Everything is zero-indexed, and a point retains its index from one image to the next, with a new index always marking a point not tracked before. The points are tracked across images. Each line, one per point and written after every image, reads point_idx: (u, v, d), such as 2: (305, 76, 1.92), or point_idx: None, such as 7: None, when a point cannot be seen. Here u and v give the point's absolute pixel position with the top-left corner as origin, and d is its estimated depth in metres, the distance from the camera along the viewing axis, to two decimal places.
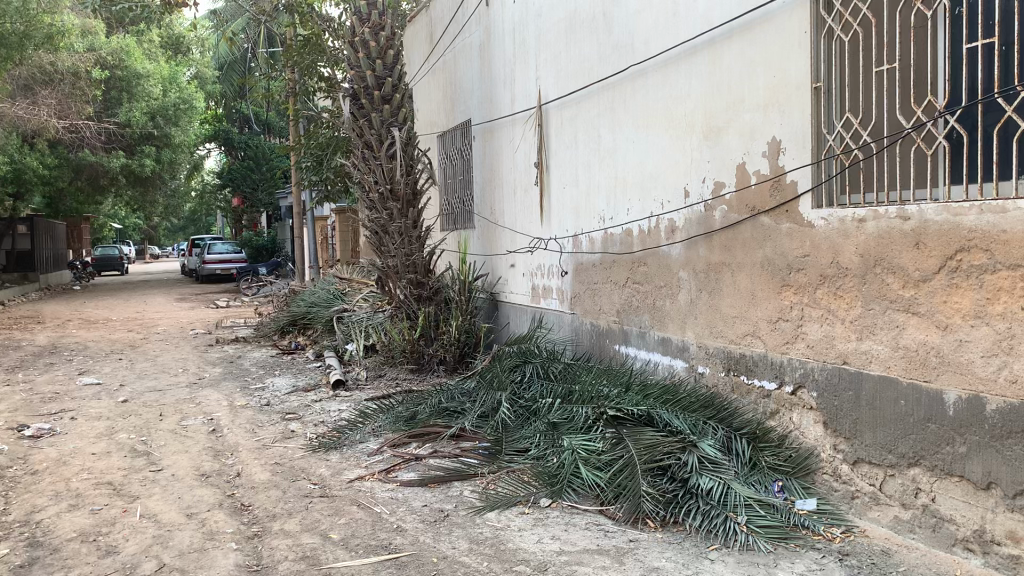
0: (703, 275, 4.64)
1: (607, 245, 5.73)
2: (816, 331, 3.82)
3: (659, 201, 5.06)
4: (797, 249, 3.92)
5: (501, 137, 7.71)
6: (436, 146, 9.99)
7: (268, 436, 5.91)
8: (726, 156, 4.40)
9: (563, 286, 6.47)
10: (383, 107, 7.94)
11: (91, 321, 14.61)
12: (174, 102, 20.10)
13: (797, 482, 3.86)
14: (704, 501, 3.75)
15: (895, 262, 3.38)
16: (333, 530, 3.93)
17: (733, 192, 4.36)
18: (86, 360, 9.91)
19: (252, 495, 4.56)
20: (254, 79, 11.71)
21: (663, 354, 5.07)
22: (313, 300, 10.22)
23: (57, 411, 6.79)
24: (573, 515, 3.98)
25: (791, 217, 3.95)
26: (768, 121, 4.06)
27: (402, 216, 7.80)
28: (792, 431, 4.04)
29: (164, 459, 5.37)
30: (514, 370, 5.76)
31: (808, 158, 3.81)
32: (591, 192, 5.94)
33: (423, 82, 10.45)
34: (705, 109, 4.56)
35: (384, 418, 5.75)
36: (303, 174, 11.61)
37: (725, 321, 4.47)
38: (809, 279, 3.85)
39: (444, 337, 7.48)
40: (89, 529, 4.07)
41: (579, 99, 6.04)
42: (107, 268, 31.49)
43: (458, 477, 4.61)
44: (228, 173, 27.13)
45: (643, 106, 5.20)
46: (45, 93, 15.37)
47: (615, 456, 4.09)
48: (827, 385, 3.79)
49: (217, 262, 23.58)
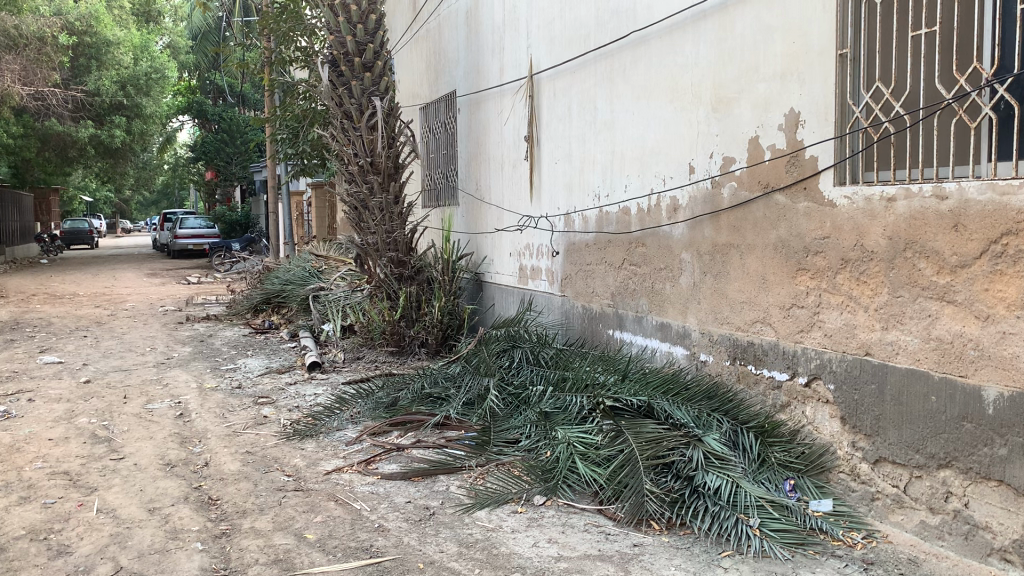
0: (708, 257, 4.34)
1: (602, 224, 5.42)
2: (836, 320, 3.54)
3: (661, 178, 4.76)
4: (814, 230, 3.63)
5: (488, 109, 7.35)
6: (418, 119, 9.61)
7: (239, 422, 5.55)
8: (737, 130, 4.09)
9: (553, 266, 6.16)
10: (364, 75, 7.53)
11: (57, 296, 14.11)
12: (145, 71, 19.49)
13: (810, 480, 3.58)
14: (712, 501, 3.47)
15: (929, 245, 3.09)
16: (309, 529, 3.61)
17: (744, 168, 4.06)
18: (50, 337, 9.48)
19: (220, 488, 4.22)
20: (229, 48, 11.15)
21: (662, 340, 4.78)
22: (288, 278, 9.84)
23: (14, 393, 6.38)
24: (571, 515, 3.67)
25: (809, 195, 3.66)
26: (786, 92, 3.76)
27: (384, 191, 7.42)
28: (805, 425, 3.76)
29: (126, 446, 5.00)
30: (502, 355, 5.45)
31: (831, 132, 3.51)
32: (586, 167, 5.61)
33: (404, 52, 10.05)
34: (714, 80, 4.24)
35: (363, 403, 5.42)
36: (279, 146, 11.17)
37: (732, 307, 4.17)
38: (828, 263, 3.56)
39: (426, 319, 7.15)
40: (39, 526, 3.71)
41: (573, 69, 5.70)
42: (77, 241, 30.68)
43: (444, 470, 4.29)
44: (202, 146, 26.46)
45: (645, 76, 4.88)
46: (9, 58, 14.70)
47: (615, 451, 3.80)
48: (846, 378, 3.51)
49: (190, 237, 23.04)
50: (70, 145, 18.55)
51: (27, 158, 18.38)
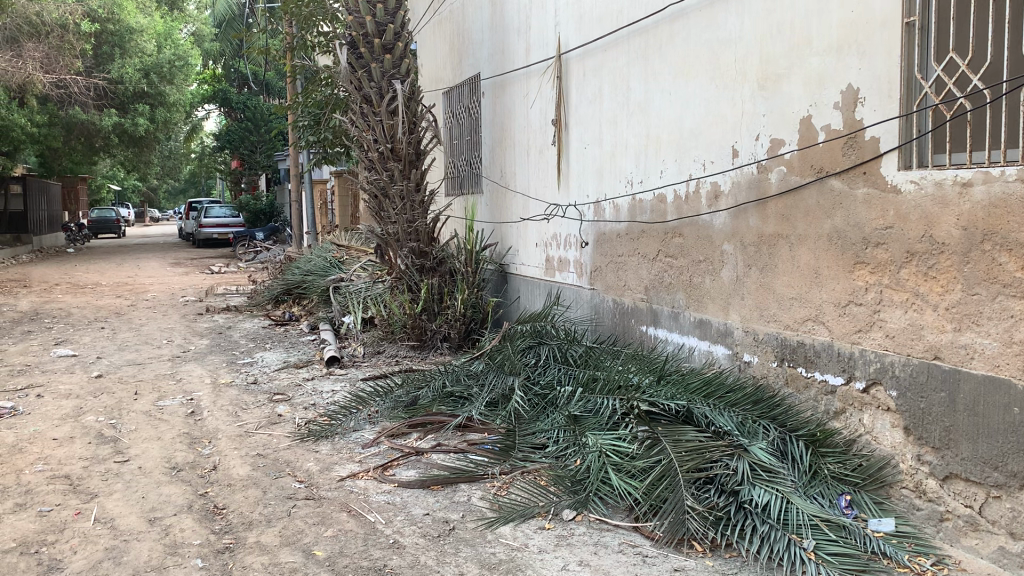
0: (753, 249, 3.99)
1: (635, 213, 5.08)
2: (898, 319, 3.20)
3: (700, 162, 4.41)
4: (875, 220, 3.28)
5: (513, 92, 7.02)
6: (441, 104, 9.29)
7: (251, 421, 5.29)
8: (787, 109, 3.74)
9: (582, 257, 5.83)
10: (385, 57, 7.22)
11: (80, 286, 13.96)
12: (168, 59, 19.40)
13: (868, 496, 3.25)
14: (761, 519, 3.14)
15: (1011, 237, 2.73)
16: (318, 545, 3.32)
17: (795, 151, 3.71)
18: (67, 328, 9.30)
19: (227, 495, 3.95)
20: (250, 34, 10.88)
21: (700, 338, 4.44)
22: (309, 268, 9.59)
23: (23, 388, 6.16)
24: (603, 532, 3.35)
25: (868, 180, 3.30)
26: (842, 66, 3.40)
27: (404, 178, 7.12)
28: (862, 435, 3.42)
29: (132, 448, 4.75)
30: (527, 352, 5.13)
31: (895, 110, 3.15)
32: (617, 152, 5.27)
33: (427, 34, 9.74)
34: (761, 55, 3.88)
35: (381, 402, 5.14)
36: (299, 133, 10.91)
37: (779, 304, 3.82)
38: (891, 256, 3.21)
39: (448, 312, 6.89)
40: (31, 538, 3.45)
41: (605, 46, 5.34)
42: (104, 230, 30.58)
43: (465, 479, 3.98)
44: (227, 133, 26.52)
45: (683, 53, 4.51)
46: (30, 46, 14.55)
47: (651, 463, 3.48)
48: (910, 385, 3.16)
49: (214, 226, 22.98)
50: (94, 135, 18.42)
51: (52, 147, 18.31)
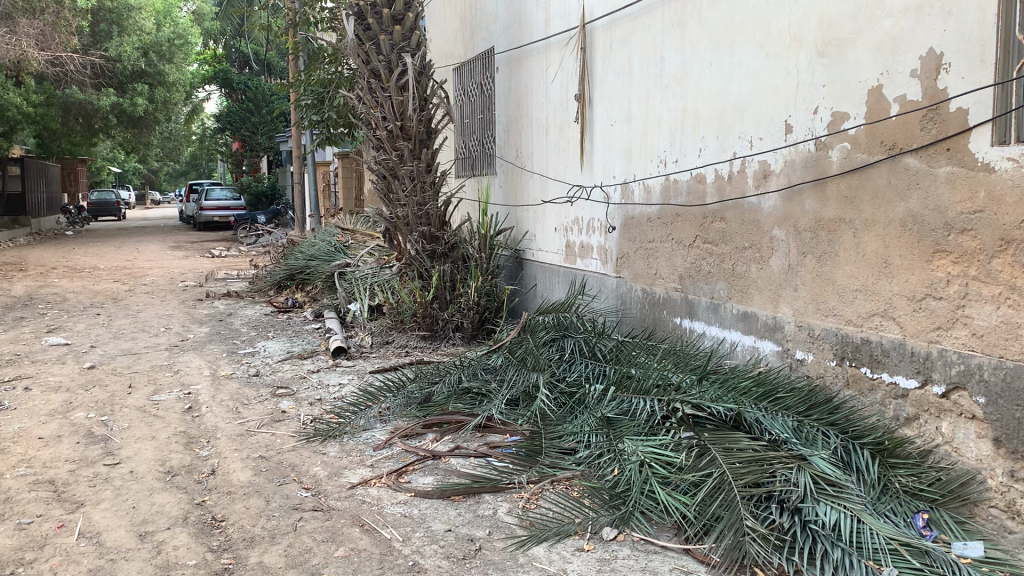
0: (809, 236, 3.60)
1: (668, 195, 4.69)
2: (988, 316, 2.81)
3: (746, 140, 4.01)
4: (961, 202, 2.88)
5: (530, 67, 6.60)
6: (452, 80, 8.87)
7: (253, 419, 4.91)
8: (852, 79, 3.34)
9: (606, 243, 5.45)
10: (394, 29, 6.77)
11: (77, 270, 13.57)
12: (167, 37, 19.07)
13: (948, 514, 2.87)
14: (831, 543, 2.76)
15: None
16: (328, 568, 2.94)
17: (861, 125, 3.31)
18: (61, 314, 8.91)
19: (226, 505, 3.58)
20: (250, 10, 10.45)
21: (745, 333, 4.06)
22: (312, 252, 9.19)
23: (10, 380, 5.77)
24: (649, 555, 2.97)
25: (953, 156, 2.90)
26: (920, 29, 2.99)
27: (415, 158, 6.70)
28: (940, 445, 3.04)
29: (124, 449, 4.37)
30: (551, 346, 4.75)
31: (989, 77, 2.75)
32: (649, 128, 4.87)
33: (437, 8, 9.32)
34: (821, 18, 3.47)
35: (393, 398, 4.75)
36: (301, 112, 10.48)
37: (840, 297, 3.44)
38: (981, 244, 2.82)
39: (462, 300, 6.51)
40: (6, 557, 3.07)
41: (636, 13, 4.92)
42: (104, 213, 30.09)
43: (489, 488, 3.60)
44: (227, 115, 26.02)
45: (726, 19, 4.10)
46: (24, 21, 13.97)
47: (703, 475, 3.10)
48: (1002, 390, 2.77)
49: (215, 208, 22.48)
50: (92, 116, 17.92)
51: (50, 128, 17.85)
